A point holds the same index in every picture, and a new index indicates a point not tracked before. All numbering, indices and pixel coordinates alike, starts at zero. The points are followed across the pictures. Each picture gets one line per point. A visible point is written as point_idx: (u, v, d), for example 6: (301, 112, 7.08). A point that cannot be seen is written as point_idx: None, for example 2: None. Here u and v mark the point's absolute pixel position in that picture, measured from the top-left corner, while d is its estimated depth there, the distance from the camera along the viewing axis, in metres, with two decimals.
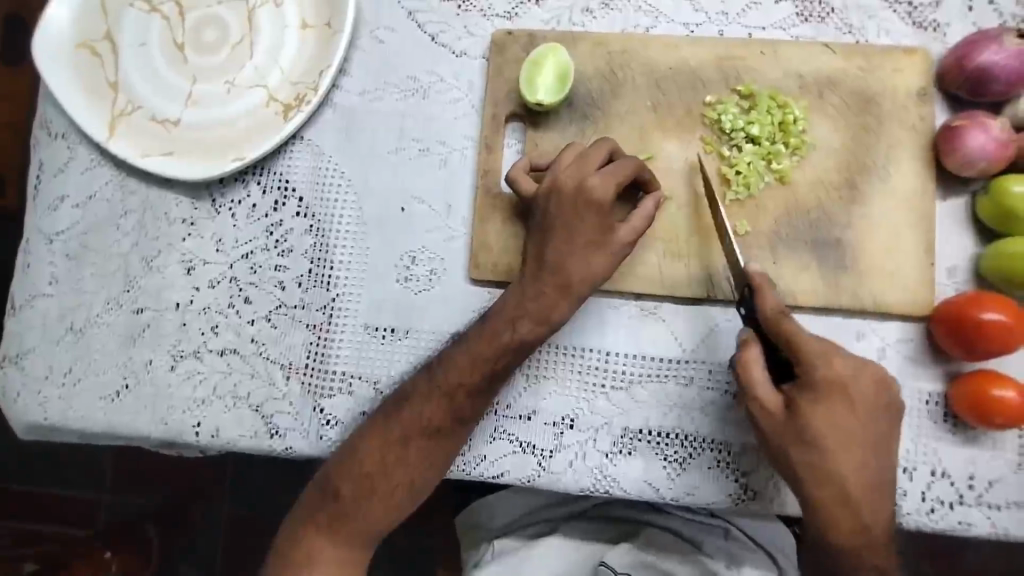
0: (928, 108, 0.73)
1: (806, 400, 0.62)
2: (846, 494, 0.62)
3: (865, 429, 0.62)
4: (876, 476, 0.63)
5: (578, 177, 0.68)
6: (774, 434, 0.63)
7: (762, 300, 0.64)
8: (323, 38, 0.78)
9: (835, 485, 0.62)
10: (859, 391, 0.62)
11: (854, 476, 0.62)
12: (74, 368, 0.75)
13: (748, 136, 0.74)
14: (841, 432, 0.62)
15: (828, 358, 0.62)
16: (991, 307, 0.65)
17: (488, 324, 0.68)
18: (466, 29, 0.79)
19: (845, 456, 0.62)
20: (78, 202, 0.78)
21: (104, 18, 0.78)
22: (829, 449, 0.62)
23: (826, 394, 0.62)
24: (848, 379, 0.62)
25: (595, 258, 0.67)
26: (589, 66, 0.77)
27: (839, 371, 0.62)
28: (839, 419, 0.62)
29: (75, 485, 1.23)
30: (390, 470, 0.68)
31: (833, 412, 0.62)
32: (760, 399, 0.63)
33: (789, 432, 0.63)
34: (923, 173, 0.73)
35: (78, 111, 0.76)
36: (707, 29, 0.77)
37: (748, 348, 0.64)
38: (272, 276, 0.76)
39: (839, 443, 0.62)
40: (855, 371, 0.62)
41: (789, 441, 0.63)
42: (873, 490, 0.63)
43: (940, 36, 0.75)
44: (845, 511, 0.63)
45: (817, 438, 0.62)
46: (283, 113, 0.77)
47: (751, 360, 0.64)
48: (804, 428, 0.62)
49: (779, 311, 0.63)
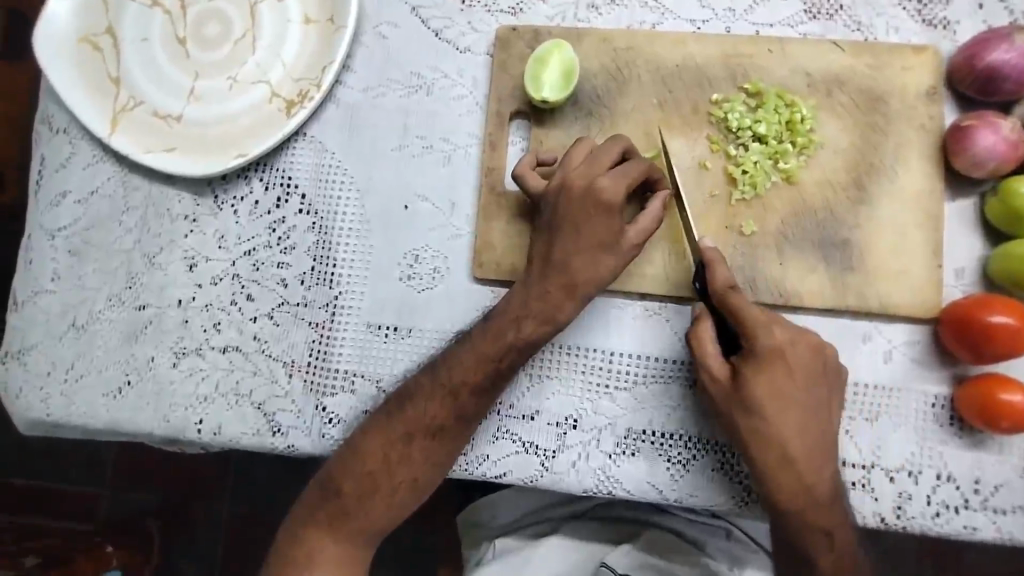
0: (937, 107, 0.72)
1: (748, 367, 0.64)
2: (788, 458, 0.63)
3: (805, 394, 0.63)
4: (821, 443, 0.64)
5: (589, 175, 0.67)
6: (721, 402, 0.65)
7: (716, 274, 0.65)
8: (326, 33, 0.77)
9: (776, 449, 0.63)
10: (800, 359, 0.64)
11: (795, 440, 0.63)
12: (77, 365, 0.75)
13: (756, 135, 0.73)
14: (781, 397, 0.63)
15: (769, 328, 0.63)
16: (998, 310, 0.64)
17: (492, 324, 0.68)
18: (470, 25, 0.78)
19: (784, 420, 0.63)
20: (80, 198, 0.78)
21: (106, 12, 0.78)
22: (770, 412, 0.63)
23: (766, 361, 0.63)
24: (787, 346, 0.63)
25: (601, 257, 0.67)
26: (595, 63, 0.76)
27: (778, 338, 0.63)
28: (781, 384, 0.63)
29: (76, 481, 1.24)
30: (393, 468, 0.68)
31: (773, 378, 0.63)
32: (708, 368, 0.65)
33: (732, 399, 0.64)
34: (931, 174, 0.72)
35: (80, 106, 0.76)
36: (714, 25, 0.76)
37: (701, 322, 0.66)
38: (275, 273, 0.75)
39: (779, 408, 0.63)
40: (794, 338, 0.64)
41: (733, 406, 0.64)
42: (815, 455, 0.63)
43: (951, 34, 0.74)
44: (789, 475, 0.63)
45: (757, 402, 0.63)
46: (286, 109, 0.76)
47: (702, 333, 0.65)
48: (746, 394, 0.63)
49: (728, 285, 0.64)
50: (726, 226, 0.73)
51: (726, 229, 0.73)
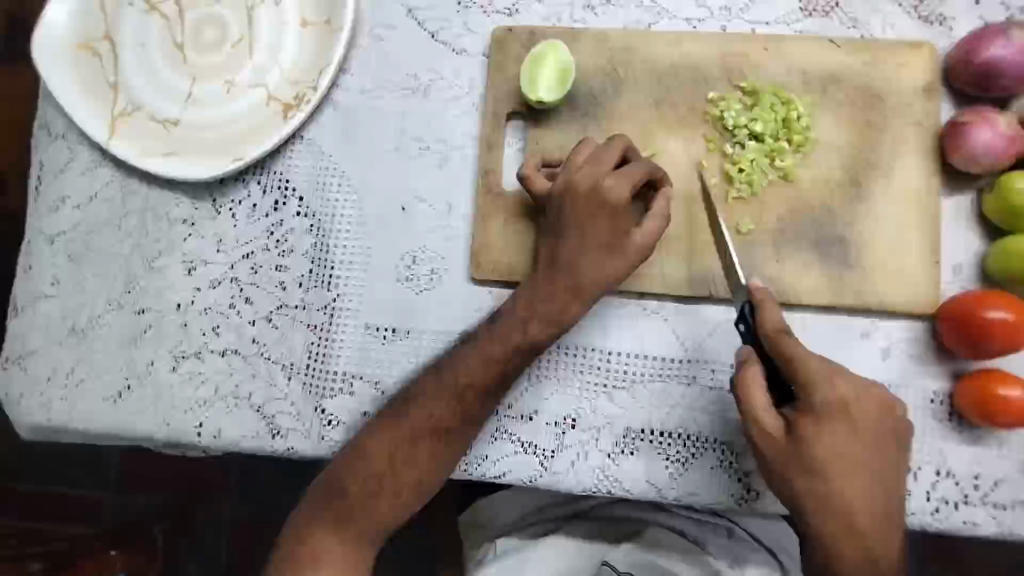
0: (934, 103, 0.72)
1: (807, 423, 0.61)
2: (852, 523, 0.61)
3: (870, 455, 0.61)
4: (882, 504, 0.62)
5: (593, 176, 0.67)
6: (775, 458, 0.62)
7: (765, 316, 0.63)
8: (323, 36, 0.77)
9: (841, 514, 0.61)
10: (863, 414, 0.61)
11: (859, 503, 0.61)
12: (77, 369, 0.75)
13: (751, 133, 0.73)
14: (844, 456, 0.61)
15: (830, 381, 0.61)
16: (995, 305, 0.64)
17: (498, 326, 0.68)
18: (466, 26, 0.78)
19: (850, 483, 0.61)
20: (78, 203, 0.78)
21: (104, 18, 0.78)
22: (833, 475, 0.61)
23: (828, 417, 0.61)
24: (850, 402, 0.61)
25: (608, 260, 0.67)
26: (591, 62, 0.76)
27: (840, 393, 0.61)
28: (843, 443, 0.61)
29: (74, 484, 1.24)
30: (400, 468, 0.68)
31: (836, 435, 0.61)
32: (762, 424, 0.62)
33: (790, 457, 0.61)
34: (928, 171, 0.72)
35: (78, 112, 0.76)
36: (710, 25, 0.77)
37: (748, 367, 0.62)
38: (273, 276, 0.76)
39: (844, 469, 0.61)
40: (856, 392, 0.61)
41: (793, 466, 0.61)
42: (881, 519, 0.62)
43: (946, 31, 0.74)
44: (854, 541, 0.61)
45: (821, 465, 0.60)
46: (283, 112, 0.77)
47: (751, 378, 0.62)
48: (808, 454, 0.61)
49: (778, 327, 0.63)
50: (723, 225, 0.73)
51: (723, 227, 0.73)
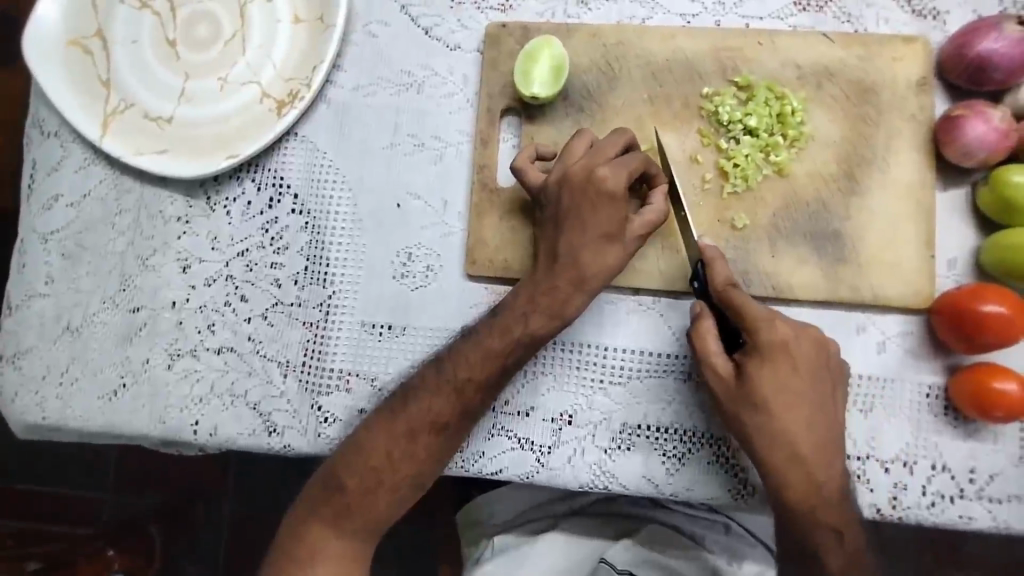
0: (928, 98, 0.72)
1: (751, 363, 0.63)
2: (798, 456, 0.62)
3: (812, 390, 0.63)
4: (827, 437, 0.63)
5: (589, 166, 0.67)
6: (725, 399, 0.64)
7: (715, 270, 0.65)
8: (316, 32, 0.77)
9: (786, 447, 0.62)
10: (804, 352, 0.63)
11: (803, 436, 0.62)
12: (71, 368, 0.75)
13: (746, 128, 0.73)
14: (787, 392, 0.62)
15: (771, 321, 0.62)
16: (991, 298, 0.64)
17: (500, 320, 0.68)
18: (460, 22, 0.78)
19: (794, 417, 0.62)
20: (72, 201, 0.78)
21: (96, 15, 0.78)
22: (777, 409, 0.62)
23: (771, 355, 0.62)
24: (790, 341, 0.63)
25: (607, 251, 0.66)
26: (585, 58, 0.76)
27: (782, 332, 0.62)
28: (786, 380, 0.62)
29: (70, 483, 1.24)
30: (397, 463, 0.68)
31: (778, 372, 0.62)
32: (712, 367, 0.64)
33: (739, 396, 0.63)
34: (923, 164, 0.72)
35: (71, 110, 0.76)
36: (704, 19, 0.76)
37: (702, 320, 0.65)
38: (268, 273, 0.75)
39: (787, 404, 0.62)
40: (797, 332, 0.63)
41: (740, 406, 0.63)
42: (825, 452, 0.63)
43: (941, 25, 0.74)
44: (800, 473, 0.62)
45: (766, 401, 0.62)
46: (276, 109, 0.76)
47: (705, 329, 0.64)
48: (753, 392, 0.62)
49: (727, 282, 0.64)
50: (718, 220, 0.73)
51: (717, 222, 0.73)
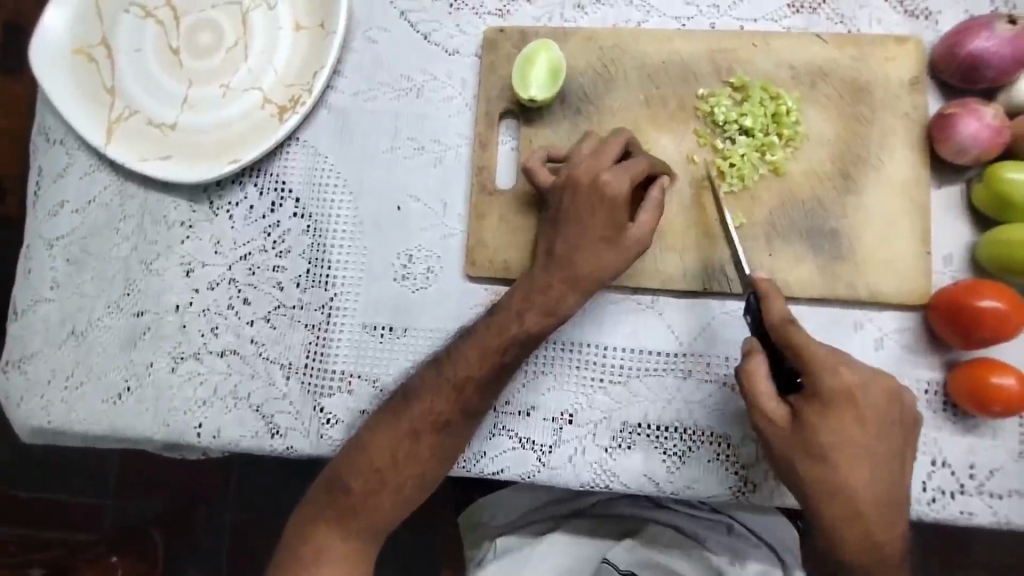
0: (922, 96, 0.73)
1: (811, 410, 0.61)
2: (858, 510, 0.60)
3: (876, 444, 0.61)
4: (889, 491, 0.61)
5: (595, 170, 0.68)
6: (779, 445, 0.62)
7: (768, 306, 0.64)
8: (317, 38, 0.78)
9: (845, 501, 0.61)
10: (869, 401, 0.61)
11: (865, 492, 0.60)
12: (76, 372, 0.76)
13: (742, 128, 0.74)
14: (851, 444, 0.60)
15: (835, 368, 0.60)
16: (989, 294, 0.65)
17: (495, 318, 0.68)
18: (458, 27, 0.79)
19: (855, 470, 0.60)
20: (77, 207, 0.79)
21: (100, 24, 0.79)
22: (839, 462, 0.60)
23: (833, 405, 0.60)
24: (856, 390, 0.60)
25: (605, 253, 0.67)
26: (582, 61, 0.77)
27: (847, 380, 0.60)
28: (849, 434, 0.60)
29: (76, 490, 1.24)
30: (402, 463, 0.68)
31: (842, 422, 0.60)
32: (765, 412, 0.62)
33: (796, 444, 0.61)
34: (917, 162, 0.73)
35: (76, 118, 0.77)
36: (699, 22, 0.77)
37: (753, 358, 0.64)
38: (271, 276, 0.76)
39: (851, 456, 0.60)
40: (863, 381, 0.61)
41: (797, 454, 0.61)
42: (885, 508, 0.61)
43: (932, 24, 0.75)
44: (858, 529, 0.61)
45: (827, 451, 0.60)
46: (278, 114, 0.77)
47: (755, 369, 0.63)
48: (813, 442, 0.60)
49: (783, 317, 0.63)
50: (715, 219, 0.73)
51: (715, 222, 0.73)
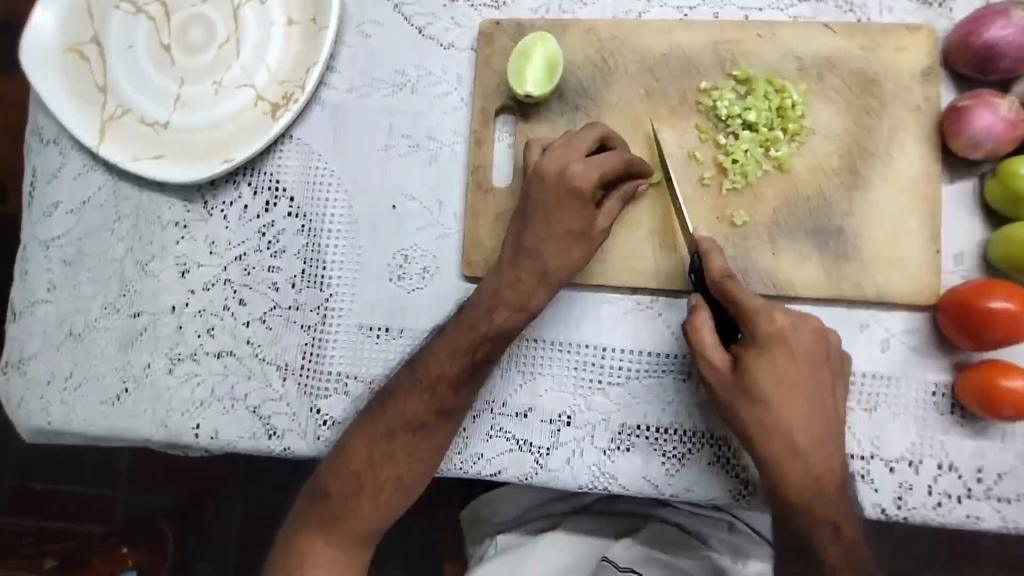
0: (934, 87, 0.70)
1: (749, 354, 0.61)
2: (796, 448, 0.61)
3: (811, 384, 0.61)
4: (826, 429, 0.61)
5: (562, 161, 0.66)
6: (723, 391, 0.62)
7: (711, 261, 0.64)
8: (309, 34, 0.77)
9: (784, 439, 0.61)
10: (801, 343, 0.61)
11: (801, 429, 0.61)
12: (75, 373, 0.75)
13: (745, 123, 0.71)
14: (785, 382, 0.61)
15: (769, 311, 0.61)
16: (996, 294, 0.63)
17: (466, 316, 0.67)
18: (454, 20, 0.77)
19: (792, 409, 0.61)
20: (72, 208, 0.78)
21: (90, 22, 0.78)
22: (774, 400, 0.61)
23: (768, 346, 0.61)
24: (789, 331, 0.61)
25: (573, 247, 0.66)
26: (579, 54, 0.75)
27: (779, 322, 0.61)
28: (783, 371, 0.61)
29: (89, 484, 1.26)
30: (378, 467, 0.68)
31: (776, 363, 0.61)
32: (709, 360, 0.63)
33: (735, 387, 0.62)
34: (928, 157, 0.70)
35: (67, 117, 0.76)
36: (701, 12, 0.75)
37: (698, 311, 0.63)
38: (266, 277, 0.75)
39: (786, 395, 0.61)
40: (795, 323, 0.61)
41: (737, 397, 0.62)
42: (825, 445, 0.61)
43: (946, 12, 0.72)
44: (798, 468, 0.61)
45: (763, 391, 0.61)
46: (272, 112, 0.76)
47: (699, 321, 0.63)
48: (750, 383, 0.61)
49: (724, 273, 0.63)
50: (718, 217, 0.71)
51: (718, 220, 0.71)
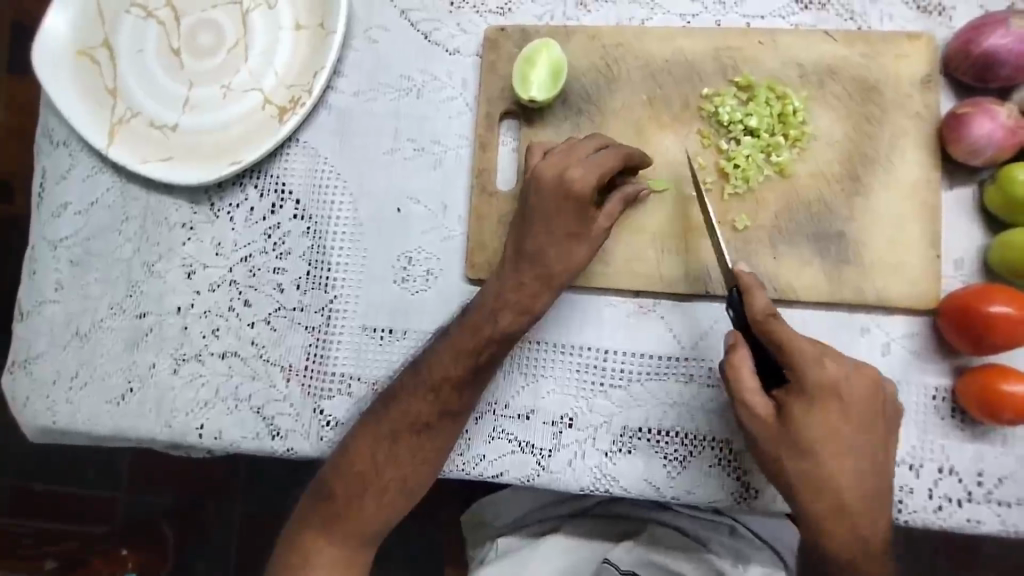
0: (933, 95, 0.71)
1: (797, 405, 0.60)
2: (842, 504, 0.61)
3: (861, 434, 0.60)
4: (873, 482, 0.61)
5: (560, 166, 0.67)
6: (766, 441, 0.61)
7: (752, 298, 0.61)
8: (316, 39, 0.78)
9: (831, 495, 0.61)
10: (854, 393, 0.60)
11: (849, 485, 0.60)
12: (81, 372, 0.76)
13: (747, 129, 0.72)
14: (835, 436, 0.60)
15: (820, 362, 0.59)
16: (997, 299, 0.63)
17: (470, 317, 0.68)
18: (459, 26, 0.78)
19: (841, 465, 0.60)
20: (80, 209, 0.79)
21: (101, 26, 0.79)
22: (824, 455, 0.60)
23: (818, 399, 0.59)
24: (842, 383, 0.59)
25: (574, 248, 0.67)
26: (584, 60, 0.76)
27: (832, 374, 0.59)
28: (834, 425, 0.59)
29: (91, 486, 1.26)
30: (381, 467, 0.68)
31: (828, 418, 0.59)
32: (751, 408, 0.61)
33: (781, 440, 0.61)
34: (928, 163, 0.71)
35: (77, 119, 0.77)
36: (704, 19, 0.76)
37: (737, 351, 0.62)
38: (271, 278, 0.76)
39: (835, 449, 0.60)
40: (848, 374, 0.60)
41: (783, 448, 0.61)
42: (871, 499, 0.61)
43: (946, 21, 0.73)
44: (842, 523, 0.61)
45: (811, 445, 0.60)
46: (278, 115, 0.77)
47: (739, 364, 0.61)
48: (798, 436, 0.60)
49: (769, 312, 0.60)
50: (719, 222, 0.72)
51: (720, 224, 0.72)
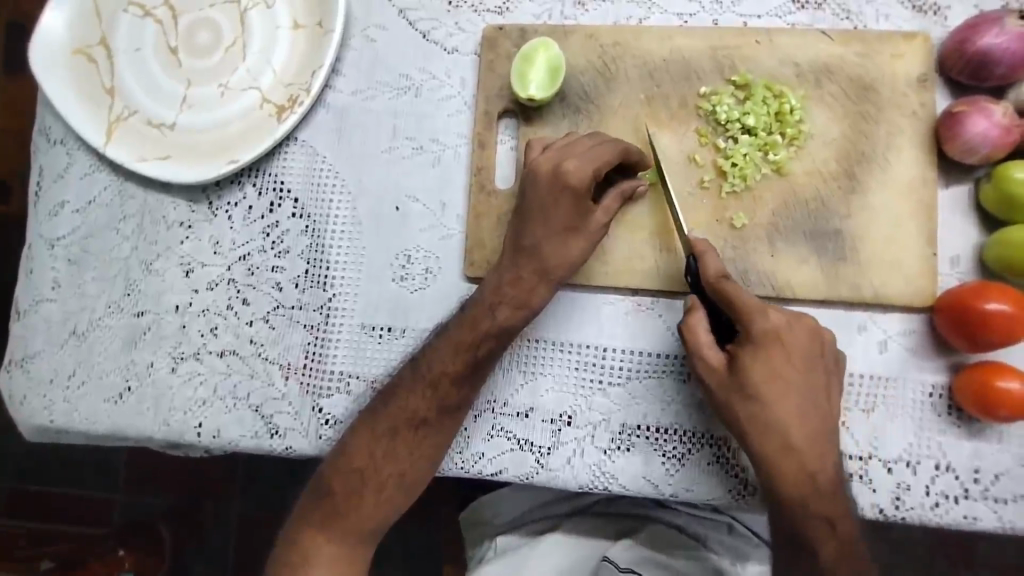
0: (929, 94, 0.72)
1: (746, 354, 0.62)
2: (792, 446, 0.61)
3: (806, 380, 0.62)
4: (820, 427, 0.62)
5: (555, 160, 0.67)
6: (719, 391, 0.63)
7: (706, 263, 0.64)
8: (315, 37, 0.78)
9: (780, 438, 0.61)
10: (796, 341, 0.62)
11: (797, 428, 0.61)
12: (78, 371, 0.76)
13: (744, 127, 0.72)
14: (780, 381, 0.61)
15: (764, 311, 0.62)
16: (991, 296, 0.63)
17: (468, 313, 0.68)
18: (458, 25, 0.78)
19: (788, 408, 0.61)
20: (78, 208, 0.79)
21: (99, 24, 0.79)
22: (770, 398, 0.61)
23: (763, 345, 0.61)
24: (783, 330, 0.62)
25: (572, 242, 0.67)
26: (582, 59, 0.76)
27: (775, 321, 0.62)
28: (779, 370, 0.61)
29: (84, 486, 1.25)
30: (380, 464, 0.68)
31: (773, 362, 0.61)
32: (705, 359, 0.63)
33: (732, 387, 0.62)
34: (924, 161, 0.71)
35: (75, 117, 0.77)
36: (701, 18, 0.76)
37: (694, 312, 0.64)
38: (270, 277, 0.76)
39: (782, 394, 0.61)
40: (789, 322, 0.62)
41: (735, 397, 0.62)
42: (819, 443, 0.61)
43: (941, 20, 0.73)
44: (795, 468, 0.61)
45: (759, 389, 0.61)
46: (277, 113, 0.77)
47: (695, 322, 0.64)
48: (747, 382, 0.61)
49: (720, 274, 0.63)
50: (717, 219, 0.72)
51: (717, 222, 0.72)
